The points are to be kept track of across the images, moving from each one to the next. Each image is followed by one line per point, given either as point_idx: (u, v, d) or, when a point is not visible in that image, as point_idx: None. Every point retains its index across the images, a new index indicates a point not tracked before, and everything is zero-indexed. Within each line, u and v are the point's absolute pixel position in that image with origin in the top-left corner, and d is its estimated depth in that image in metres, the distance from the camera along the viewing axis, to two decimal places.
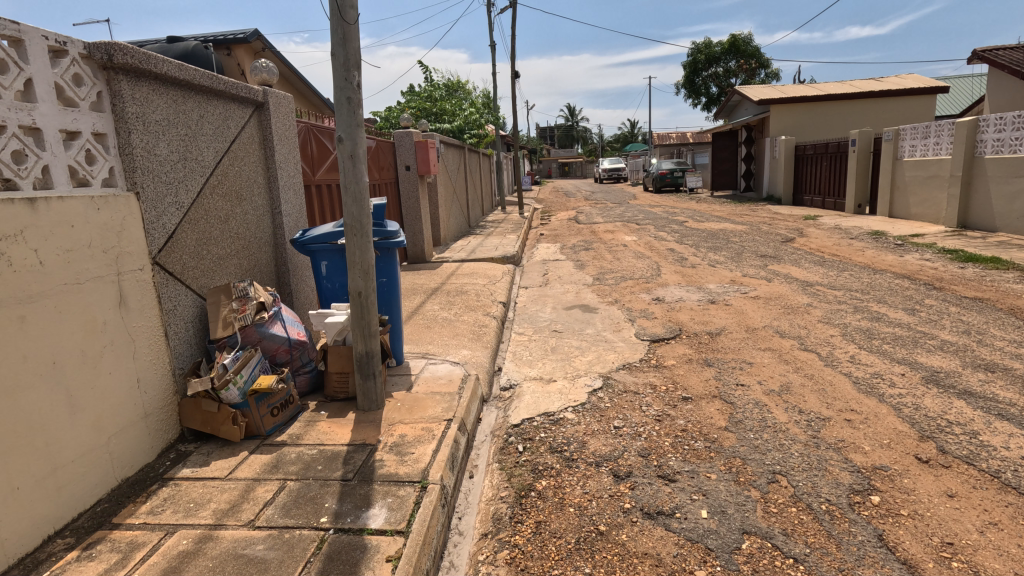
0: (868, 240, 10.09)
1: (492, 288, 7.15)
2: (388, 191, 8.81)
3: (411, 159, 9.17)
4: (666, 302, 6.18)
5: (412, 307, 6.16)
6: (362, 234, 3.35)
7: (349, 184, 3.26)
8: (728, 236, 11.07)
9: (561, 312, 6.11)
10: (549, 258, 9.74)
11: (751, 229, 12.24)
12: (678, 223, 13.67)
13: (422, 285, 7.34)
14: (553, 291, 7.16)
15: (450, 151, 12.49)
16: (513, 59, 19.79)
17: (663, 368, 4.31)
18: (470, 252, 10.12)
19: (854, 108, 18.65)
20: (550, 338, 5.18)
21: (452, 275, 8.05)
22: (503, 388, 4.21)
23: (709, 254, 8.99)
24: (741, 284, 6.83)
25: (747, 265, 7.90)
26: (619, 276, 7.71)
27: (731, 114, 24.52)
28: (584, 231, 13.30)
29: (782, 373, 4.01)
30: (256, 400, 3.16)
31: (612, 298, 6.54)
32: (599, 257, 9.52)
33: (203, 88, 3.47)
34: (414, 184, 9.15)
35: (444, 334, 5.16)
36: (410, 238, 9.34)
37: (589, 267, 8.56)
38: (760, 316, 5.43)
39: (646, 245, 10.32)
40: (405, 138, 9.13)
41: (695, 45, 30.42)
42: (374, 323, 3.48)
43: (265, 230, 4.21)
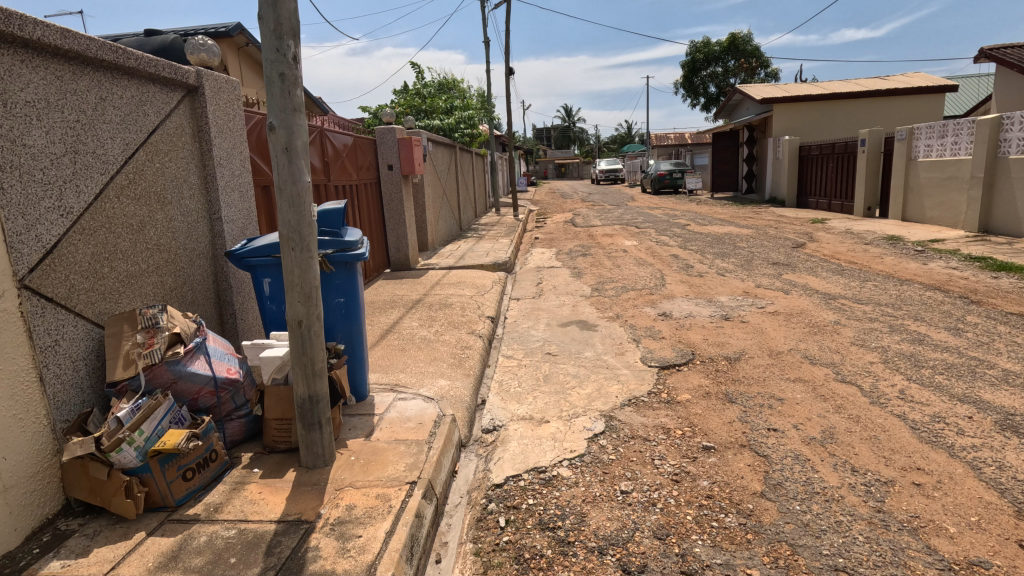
0: (885, 246, 9.45)
1: (480, 300, 6.46)
2: (369, 191, 8.11)
3: (395, 157, 8.46)
4: (674, 318, 5.50)
5: (387, 324, 5.45)
6: (303, 248, 2.64)
7: (284, 185, 2.55)
8: (734, 241, 10.41)
9: (556, 330, 5.41)
10: (544, 265, 9.05)
11: (758, 233, 11.57)
12: (680, 226, 12.98)
13: (402, 297, 6.65)
14: (548, 304, 6.46)
15: (439, 150, 11.79)
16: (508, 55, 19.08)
17: (677, 406, 3.62)
18: (459, 258, 9.42)
19: (860, 107, 18.05)
20: (543, 363, 4.49)
21: (437, 285, 7.36)
22: (485, 430, 3.51)
23: (717, 261, 8.32)
24: (756, 297, 6.16)
25: (759, 274, 7.23)
26: (620, 287, 7.03)
27: (731, 113, 23.88)
28: (581, 235, 12.60)
29: (821, 414, 3.33)
30: (159, 464, 2.45)
31: (613, 313, 5.86)
32: (597, 264, 8.85)
33: (104, 63, 2.76)
34: (398, 185, 8.45)
35: (420, 358, 4.45)
36: (393, 243, 8.64)
37: (587, 276, 7.88)
38: (783, 336, 4.75)
39: (648, 251, 9.63)
40: (387, 136, 8.42)
41: (694, 44, 29.85)
42: (320, 359, 2.77)
43: (198, 240, 3.49)
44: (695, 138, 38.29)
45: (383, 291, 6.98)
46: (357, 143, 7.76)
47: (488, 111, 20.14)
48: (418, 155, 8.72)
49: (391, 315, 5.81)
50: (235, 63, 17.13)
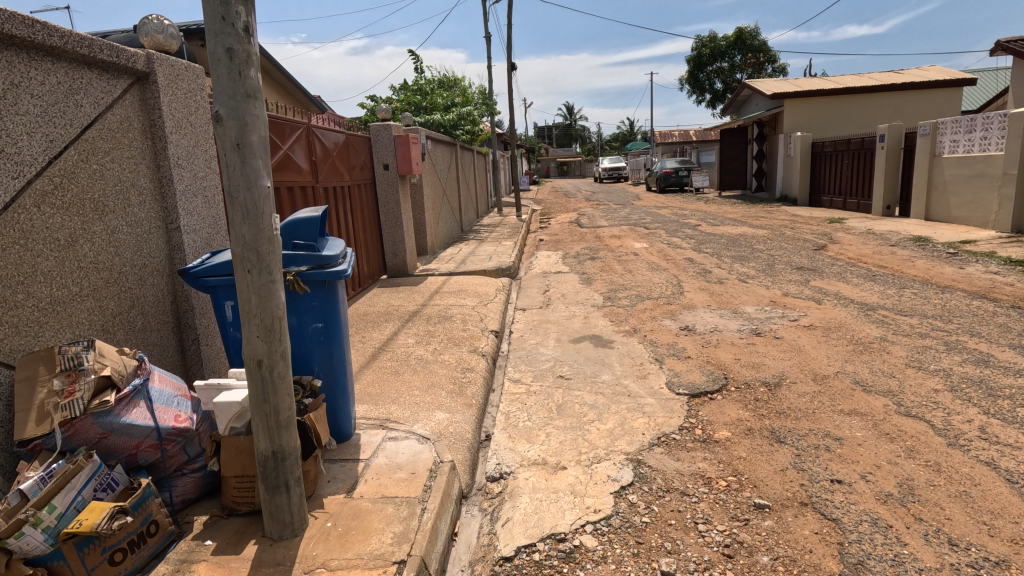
0: (912, 247, 8.91)
1: (482, 311, 5.93)
2: (363, 193, 7.56)
3: (390, 156, 7.91)
4: (698, 333, 4.95)
5: (380, 341, 4.92)
6: (261, 270, 2.10)
7: (235, 191, 2.01)
8: (750, 243, 9.87)
9: (567, 347, 4.87)
10: (551, 270, 8.53)
11: (774, 234, 11.01)
12: (691, 227, 12.44)
13: (398, 308, 6.12)
14: (556, 315, 5.92)
15: (439, 148, 11.24)
16: (509, 51, 18.55)
17: (715, 447, 3.08)
18: (461, 263, 8.89)
19: (875, 102, 17.46)
20: (554, 389, 3.95)
21: (437, 293, 6.83)
22: (491, 477, 2.98)
23: (736, 266, 7.77)
24: (786, 307, 5.62)
25: (784, 281, 6.69)
26: (635, 295, 6.48)
27: (739, 109, 23.27)
28: (588, 237, 12.06)
29: (892, 461, 2.79)
30: (76, 549, 1.92)
31: (629, 326, 5.32)
32: (607, 268, 8.31)
33: (16, 40, 2.23)
34: (394, 185, 7.92)
35: (416, 384, 3.92)
36: (389, 247, 8.10)
37: (598, 283, 7.34)
38: (825, 356, 4.21)
39: (660, 254, 9.09)
40: (383, 133, 7.86)
41: (700, 40, 29.26)
42: (287, 407, 2.23)
43: (151, 254, 2.96)
44: (700, 135, 37.67)
45: (378, 302, 6.45)
46: (351, 140, 7.21)
47: (490, 108, 19.61)
48: (416, 154, 8.16)
49: (385, 329, 5.29)
50: None
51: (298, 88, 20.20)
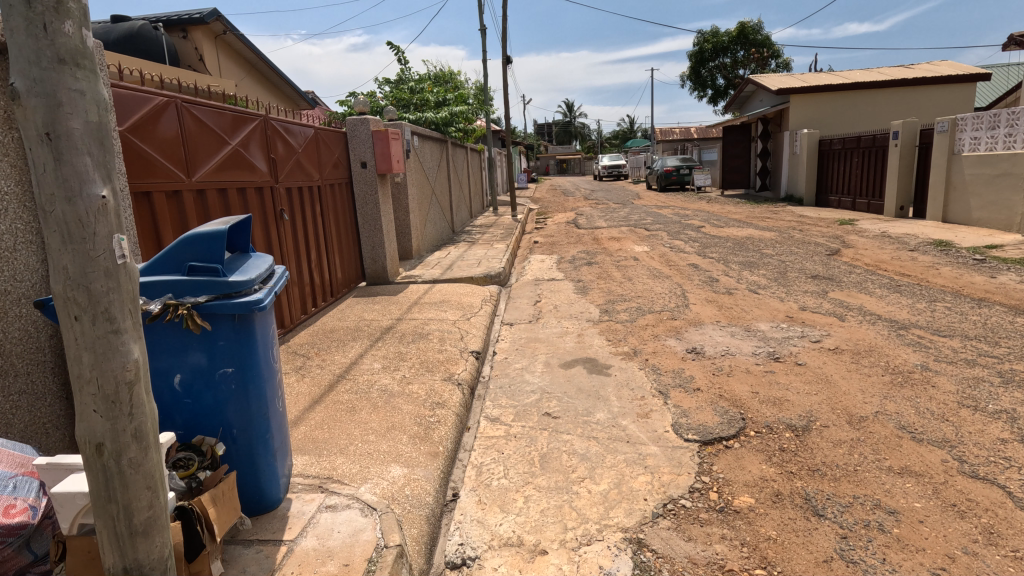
0: (933, 252, 8.29)
1: (464, 327, 5.30)
2: (339, 193, 6.89)
3: (369, 153, 7.23)
4: (707, 358, 4.32)
5: (341, 366, 4.28)
6: (98, 316, 1.44)
7: (48, 203, 1.37)
8: (758, 247, 9.24)
9: (556, 374, 4.23)
10: (544, 276, 7.90)
11: (782, 237, 10.38)
12: (694, 229, 11.80)
13: (370, 323, 5.48)
14: (547, 332, 5.28)
15: (427, 145, 10.57)
16: (504, 44, 17.90)
17: (736, 521, 2.44)
18: (447, 268, 8.26)
19: (885, 98, 16.80)
20: (539, 431, 3.31)
21: (416, 304, 6.20)
22: (451, 563, 2.33)
23: (745, 274, 7.14)
24: (805, 325, 4.98)
25: (800, 292, 6.06)
26: (635, 308, 5.85)
27: (742, 105, 22.59)
28: (585, 239, 11.41)
29: (968, 552, 2.15)
30: None
31: (628, 348, 4.68)
32: (604, 276, 7.67)
33: None
34: (372, 185, 7.25)
35: (373, 426, 3.28)
36: (368, 253, 7.45)
37: (593, 292, 6.70)
38: (859, 390, 3.57)
39: (662, 260, 8.45)
40: (361, 128, 7.18)
41: (702, 35, 28.56)
42: (146, 506, 1.58)
43: (17, 280, 2.32)
44: (701, 132, 37.00)
45: (350, 315, 5.81)
46: (324, 135, 6.53)
47: (485, 104, 18.96)
48: (398, 151, 7.49)
49: (350, 350, 4.64)
50: (213, 53, 16.03)
51: (286, 82, 19.56)
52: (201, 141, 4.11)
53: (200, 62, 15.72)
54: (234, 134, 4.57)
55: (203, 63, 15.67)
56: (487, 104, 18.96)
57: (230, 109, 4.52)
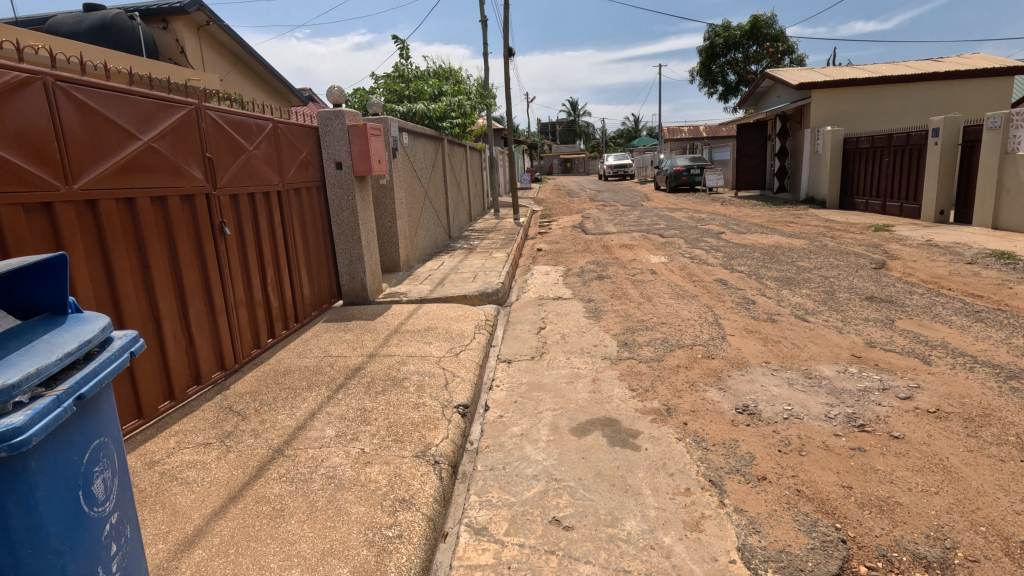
0: (995, 266, 7.21)
1: (449, 369, 4.26)
2: (308, 200, 5.86)
3: (345, 151, 6.17)
4: (765, 422, 3.26)
5: (283, 432, 3.25)
6: None
7: None
8: (791, 258, 8.19)
9: (567, 445, 3.19)
10: (549, 294, 6.87)
11: (814, 246, 9.31)
12: (714, 235, 10.75)
13: (335, 362, 4.44)
14: (553, 376, 4.24)
15: (418, 143, 9.51)
16: (506, 36, 16.84)
17: None
18: (438, 283, 7.22)
19: (915, 92, 15.64)
20: (545, 558, 2.28)
21: (396, 333, 5.17)
22: None
23: (785, 294, 6.09)
24: (882, 370, 3.92)
25: (859, 321, 5.00)
26: (660, 341, 4.80)
27: (757, 101, 21.45)
28: (593, 247, 10.35)
29: None
30: None
31: (658, 403, 3.63)
32: (618, 293, 6.62)
33: None
34: (349, 189, 6.20)
35: (303, 552, 2.24)
36: (345, 268, 6.42)
37: (608, 317, 5.66)
38: (999, 487, 2.51)
39: (684, 274, 7.41)
40: (334, 121, 6.11)
41: (712, 29, 27.43)
42: None
43: None
44: (711, 130, 35.86)
45: (313, 350, 4.77)
46: (288, 131, 5.50)
47: (486, 100, 17.91)
48: (379, 149, 6.44)
49: (299, 406, 3.61)
50: (196, 45, 15.01)
51: (276, 78, 18.55)
52: (92, 135, 3.07)
53: (181, 54, 14.70)
54: (149, 126, 3.54)
55: (183, 55, 14.65)
56: (488, 99, 17.91)
57: (146, 95, 3.49)
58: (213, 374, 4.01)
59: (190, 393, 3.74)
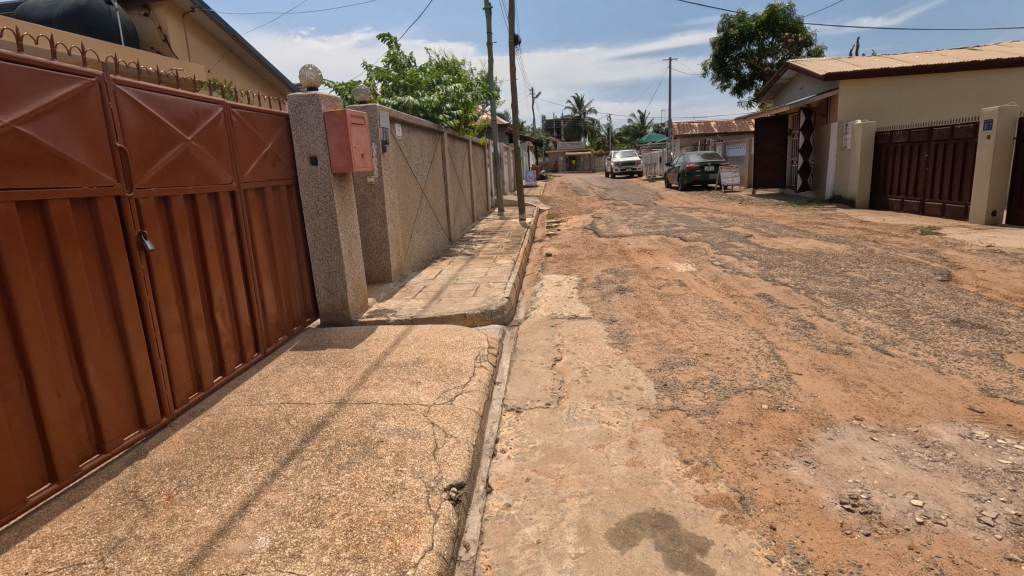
0: None
1: (440, 427, 3.27)
2: (275, 201, 4.86)
3: (321, 143, 5.15)
4: (893, 530, 2.25)
5: (197, 541, 2.26)
6: None
7: None
8: (838, 267, 7.17)
9: (606, 567, 2.19)
10: (563, 311, 5.87)
11: (859, 252, 8.29)
12: (741, 238, 9.74)
13: (293, 412, 3.45)
14: (576, 435, 3.24)
15: (413, 136, 8.50)
16: (512, 24, 15.80)
17: None
18: (433, 298, 6.23)
19: (952, 83, 14.52)
20: None
21: (377, 369, 4.18)
22: None
23: (849, 315, 5.06)
24: (1023, 435, 2.90)
25: (959, 355, 3.97)
26: (710, 384, 3.79)
27: (776, 94, 20.31)
28: (609, 252, 9.35)
29: None
30: None
31: (726, 487, 2.63)
32: (645, 312, 5.61)
33: None
34: (326, 188, 5.20)
35: None
36: (322, 282, 5.43)
37: (637, 345, 4.65)
38: None
39: (718, 287, 6.40)
40: (307, 107, 5.09)
41: (727, 19, 26.28)
42: None
43: None
44: (723, 126, 34.73)
45: (271, 393, 3.78)
46: (247, 116, 4.48)
47: (490, 92, 16.89)
48: (363, 140, 5.43)
49: (229, 491, 2.60)
50: (180, 33, 14.03)
51: (268, 68, 17.62)
52: None
53: (165, 43, 13.76)
54: (18, 102, 2.50)
55: (167, 43, 13.71)
56: (492, 91, 16.89)
57: (14, 57, 2.46)
58: (125, 436, 3.00)
59: (84, 468, 2.74)
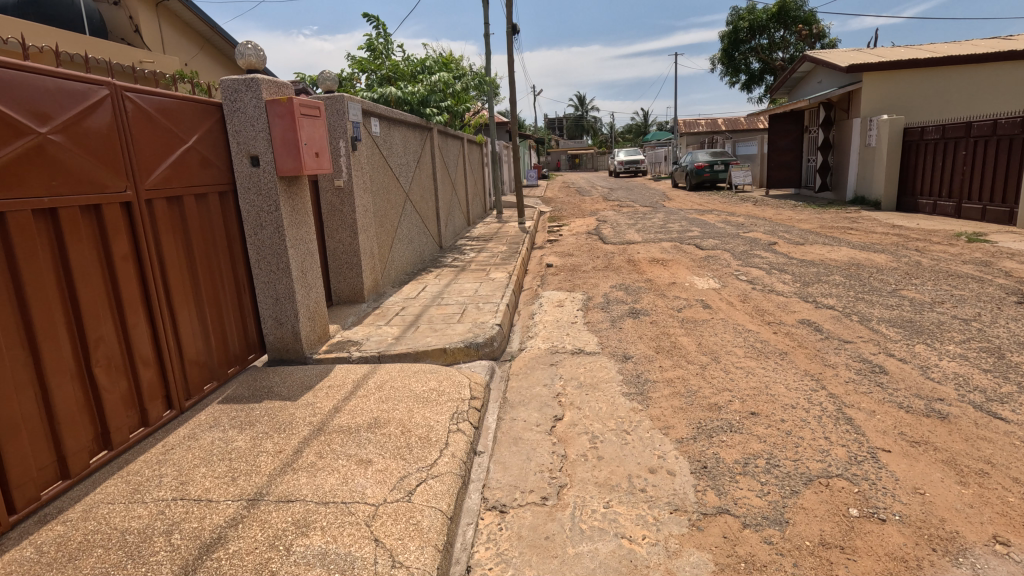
0: None
1: (387, 549, 2.25)
2: (200, 212, 3.83)
3: (263, 139, 4.12)
4: None
5: None
6: None
7: None
8: (888, 283, 6.11)
9: None
10: (564, 343, 4.84)
11: (904, 264, 7.24)
12: (764, 247, 8.71)
13: (181, 519, 2.43)
14: (584, 564, 2.23)
15: (395, 132, 7.47)
16: (510, 12, 14.75)
17: None
18: (410, 324, 5.22)
19: (984, 75, 13.51)
20: None
21: (318, 439, 3.15)
22: None
23: (925, 353, 4.01)
24: None
25: None
26: (766, 467, 2.76)
27: (791, 89, 19.21)
28: (616, 262, 8.32)
29: None
30: None
31: None
32: (666, 346, 4.58)
33: None
34: (272, 195, 4.18)
35: None
36: (269, 310, 4.41)
37: (659, 397, 3.63)
38: None
39: (749, 311, 5.36)
40: (244, 95, 4.05)
41: (736, 12, 25.21)
42: None
43: None
44: (730, 124, 33.63)
45: (164, 480, 2.75)
46: (157, 104, 3.46)
47: (487, 86, 15.85)
48: (318, 136, 4.39)
49: None
50: (153, 23, 13.03)
51: None
52: None
53: (136, 34, 12.74)
54: None
55: (138, 34, 12.70)
56: (489, 86, 15.86)
57: None
58: None
59: None
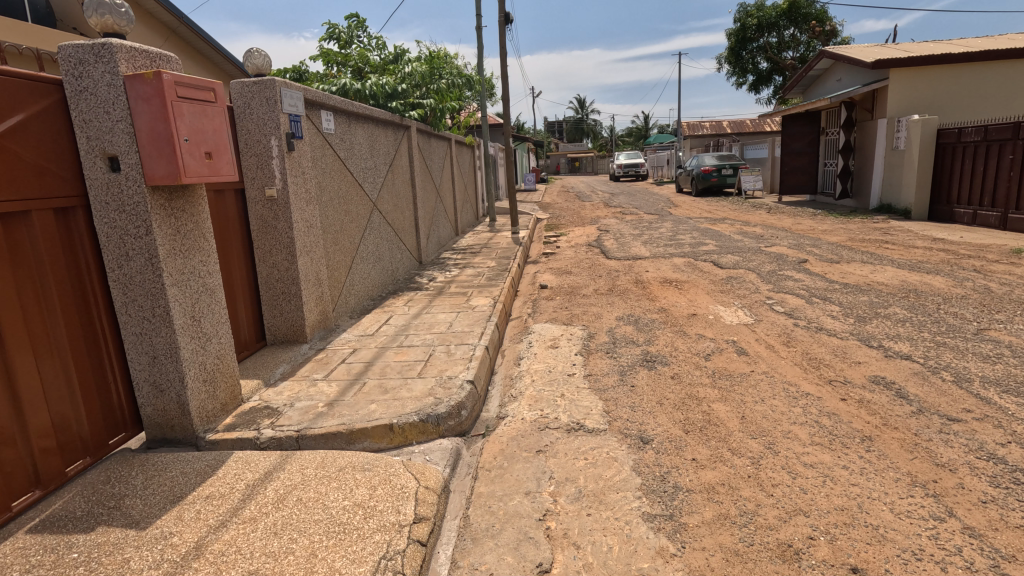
0: None
1: None
2: (16, 237, 2.58)
3: (123, 132, 2.87)
4: None
5: None
6: None
7: None
8: (968, 320, 4.84)
9: None
10: (556, 411, 3.58)
11: (970, 289, 5.99)
12: (795, 265, 7.47)
13: None
14: None
15: (357, 129, 6.22)
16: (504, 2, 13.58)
17: None
18: (354, 380, 3.95)
19: (1017, 71, 12.42)
20: None
21: None
22: None
23: None
24: None
25: None
26: None
27: (805, 87, 17.99)
28: (622, 284, 7.06)
29: None
30: None
31: None
32: (697, 422, 3.30)
33: None
34: (138, 212, 2.93)
35: None
36: (144, 373, 3.14)
37: (700, 527, 2.37)
38: None
39: (800, 363, 4.10)
40: (93, 67, 2.81)
41: (743, 8, 24.05)
42: None
43: None
44: (736, 127, 32.47)
45: None
46: None
47: (479, 84, 14.66)
48: (209, 129, 3.15)
49: None
50: None
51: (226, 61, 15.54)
52: None
53: None
54: None
55: None
56: (481, 83, 14.62)
57: None
58: None
59: None
